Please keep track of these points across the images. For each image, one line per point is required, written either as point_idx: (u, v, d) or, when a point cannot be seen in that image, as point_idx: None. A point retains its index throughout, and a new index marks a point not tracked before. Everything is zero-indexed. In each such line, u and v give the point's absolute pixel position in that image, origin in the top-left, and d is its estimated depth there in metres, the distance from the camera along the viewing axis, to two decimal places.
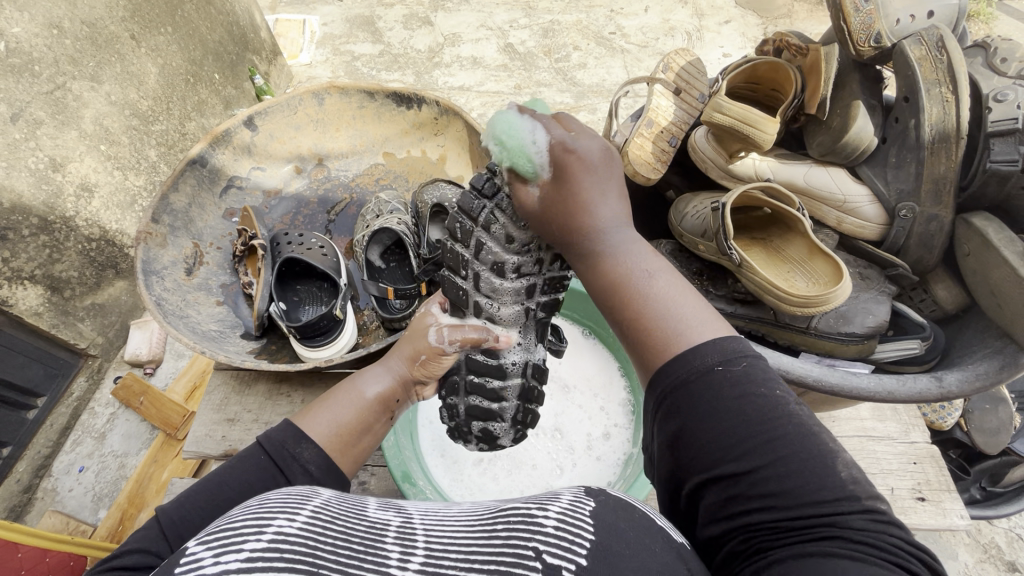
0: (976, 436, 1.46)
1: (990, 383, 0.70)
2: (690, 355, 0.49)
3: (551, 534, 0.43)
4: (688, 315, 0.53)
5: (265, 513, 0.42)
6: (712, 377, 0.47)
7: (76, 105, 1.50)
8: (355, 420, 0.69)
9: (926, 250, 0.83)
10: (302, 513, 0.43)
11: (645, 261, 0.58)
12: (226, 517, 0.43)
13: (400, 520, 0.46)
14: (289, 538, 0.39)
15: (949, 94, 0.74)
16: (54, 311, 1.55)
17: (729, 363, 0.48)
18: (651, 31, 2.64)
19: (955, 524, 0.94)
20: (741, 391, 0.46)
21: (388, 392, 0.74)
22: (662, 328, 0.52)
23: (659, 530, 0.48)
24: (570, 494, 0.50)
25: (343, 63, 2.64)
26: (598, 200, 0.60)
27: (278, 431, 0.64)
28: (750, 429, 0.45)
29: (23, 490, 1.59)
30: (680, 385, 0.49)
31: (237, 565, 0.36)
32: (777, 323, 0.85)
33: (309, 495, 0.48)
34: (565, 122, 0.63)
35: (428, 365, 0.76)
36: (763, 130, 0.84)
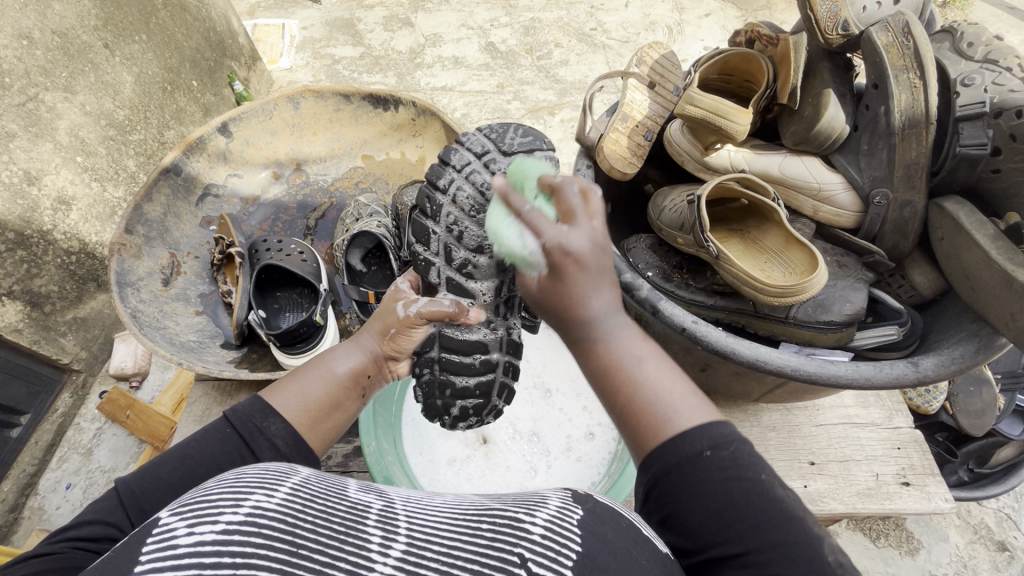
0: (961, 419, 1.48)
1: (964, 367, 0.71)
2: (681, 441, 0.50)
3: (537, 542, 0.42)
4: (675, 399, 0.53)
5: (242, 487, 0.40)
6: (701, 462, 0.49)
7: (49, 116, 1.47)
8: (324, 393, 0.69)
9: (902, 236, 0.83)
10: (281, 489, 0.41)
11: (636, 344, 0.56)
12: (202, 489, 0.41)
13: (382, 504, 0.44)
14: (267, 513, 0.37)
15: (917, 80, 0.75)
16: (34, 326, 1.53)
17: (719, 447, 0.49)
18: (632, 26, 2.65)
19: (940, 507, 0.95)
20: (731, 476, 0.48)
21: (359, 366, 0.73)
22: (654, 408, 0.52)
23: (641, 538, 0.47)
24: (558, 500, 0.48)
25: (324, 67, 2.62)
26: (595, 282, 0.57)
27: (245, 406, 0.64)
28: (729, 510, 0.47)
29: (9, 510, 1.56)
30: (669, 471, 0.49)
31: (212, 537, 0.35)
32: (756, 313, 0.85)
33: (287, 472, 0.46)
34: (570, 214, 0.59)
35: (398, 338, 0.76)
36: (734, 120, 0.84)
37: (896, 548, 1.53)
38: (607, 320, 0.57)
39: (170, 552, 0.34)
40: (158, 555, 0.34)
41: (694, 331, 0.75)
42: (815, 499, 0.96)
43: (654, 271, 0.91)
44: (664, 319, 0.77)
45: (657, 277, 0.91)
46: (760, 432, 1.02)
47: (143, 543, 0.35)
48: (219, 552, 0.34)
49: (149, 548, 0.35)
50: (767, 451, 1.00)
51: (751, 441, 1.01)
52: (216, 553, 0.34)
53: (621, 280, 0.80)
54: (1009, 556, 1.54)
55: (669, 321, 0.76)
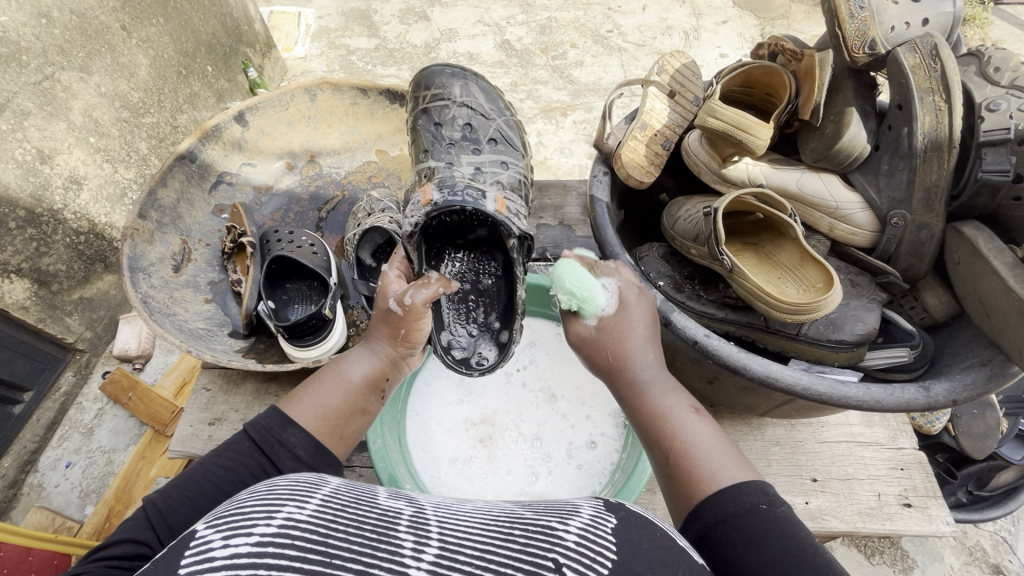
0: (963, 441, 1.48)
1: (978, 393, 0.70)
2: (721, 497, 0.55)
3: (572, 548, 0.43)
4: (720, 458, 0.59)
5: (275, 501, 0.43)
6: (741, 521, 0.52)
7: (64, 96, 1.47)
8: (338, 397, 0.71)
9: (917, 259, 0.83)
10: (312, 502, 0.43)
11: (676, 401, 0.67)
12: (236, 501, 0.44)
13: (411, 510, 0.47)
14: (299, 525, 0.40)
15: (942, 103, 0.74)
16: (41, 305, 1.53)
17: (761, 510, 0.53)
18: (648, 30, 2.64)
19: (941, 530, 0.95)
20: (769, 534, 0.51)
21: (371, 370, 0.76)
22: (696, 463, 0.59)
23: (676, 550, 0.48)
24: (591, 509, 0.50)
25: (338, 57, 2.62)
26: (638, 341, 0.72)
27: (264, 419, 0.67)
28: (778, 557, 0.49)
29: (9, 485, 1.57)
30: (711, 530, 0.53)
31: (247, 550, 0.37)
32: (767, 329, 0.85)
33: (317, 483, 0.48)
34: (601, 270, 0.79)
35: (408, 337, 0.78)
36: (755, 135, 0.84)
37: (890, 566, 1.54)
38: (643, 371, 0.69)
39: (207, 563, 0.36)
40: (196, 565, 0.36)
41: (706, 344, 0.74)
42: (815, 516, 0.96)
43: (666, 281, 0.92)
44: (676, 331, 0.77)
45: (669, 286, 0.91)
46: (764, 447, 1.02)
47: (182, 553, 0.38)
48: (255, 564, 0.36)
49: (188, 558, 0.37)
50: (770, 465, 1.00)
51: (753, 455, 1.01)
52: (251, 564, 0.36)
53: None
54: None
55: (681, 333, 0.76)
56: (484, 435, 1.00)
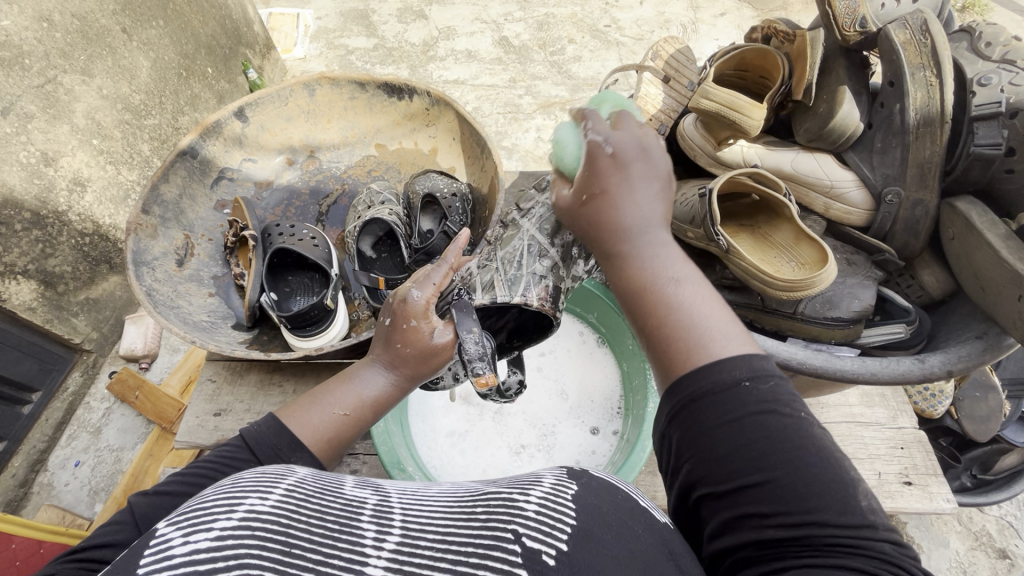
0: (966, 425, 1.48)
1: (974, 364, 0.70)
2: (715, 368, 0.48)
3: (531, 518, 0.42)
4: (715, 324, 0.51)
5: (237, 494, 0.40)
6: (739, 390, 0.47)
7: (67, 99, 1.49)
8: (349, 420, 0.67)
9: (913, 235, 0.83)
10: (275, 492, 0.41)
11: (670, 254, 0.57)
12: (199, 497, 0.42)
13: (378, 499, 0.44)
14: (261, 516, 0.38)
15: (933, 78, 0.74)
16: (47, 306, 1.55)
17: (757, 379, 0.47)
18: (646, 24, 2.64)
19: (941, 508, 0.95)
20: (765, 409, 0.46)
21: (387, 398, 0.70)
22: (687, 337, 0.51)
23: (639, 510, 0.49)
24: (552, 479, 0.49)
25: (337, 56, 2.64)
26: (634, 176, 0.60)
27: (270, 433, 0.63)
28: (767, 448, 0.45)
29: (19, 485, 1.59)
30: (698, 396, 0.48)
31: (206, 544, 0.35)
32: (763, 308, 0.86)
33: (283, 474, 0.46)
34: (593, 147, 0.63)
35: (432, 372, 0.71)
36: (749, 115, 0.83)
37: None
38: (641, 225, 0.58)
39: (166, 562, 0.34)
40: (154, 564, 0.34)
41: None
42: None
43: None
44: None
45: None
46: None
47: (141, 552, 0.35)
48: (213, 558, 0.34)
49: (145, 559, 0.35)
50: None
51: None
52: (210, 559, 0.34)
53: None
54: (1009, 563, 1.54)
55: None
56: (486, 410, 1.01)
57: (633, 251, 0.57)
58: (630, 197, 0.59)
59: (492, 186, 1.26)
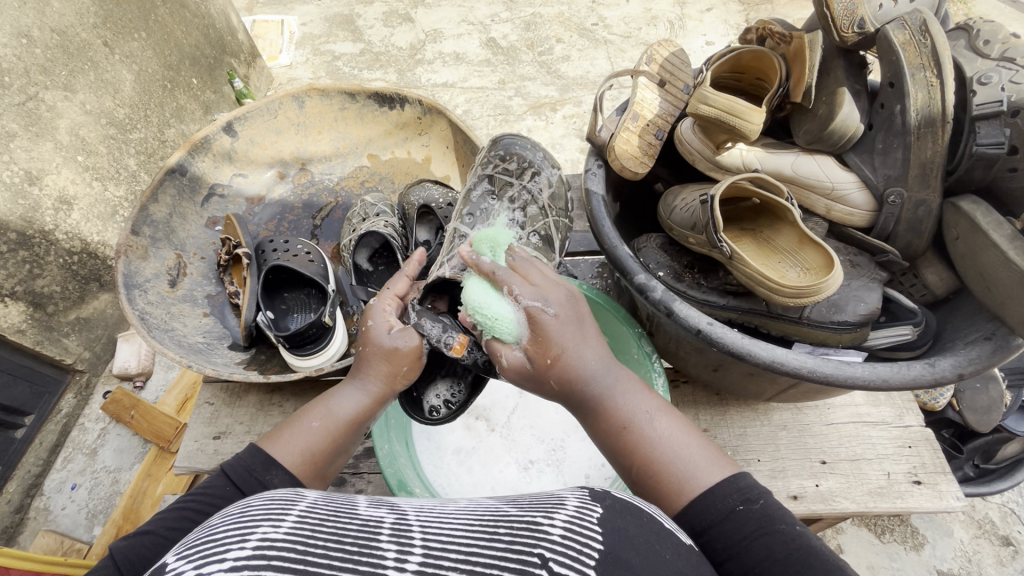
0: (968, 415, 1.49)
1: (983, 368, 0.70)
2: (709, 498, 0.54)
3: (557, 541, 0.42)
4: (694, 460, 0.58)
5: (248, 522, 0.40)
6: (735, 516, 0.53)
7: (49, 116, 1.46)
8: (325, 434, 0.68)
9: (916, 235, 0.82)
10: (288, 519, 0.41)
11: (641, 400, 0.64)
12: (207, 527, 0.42)
13: (394, 517, 0.44)
14: (274, 544, 0.38)
15: (933, 79, 0.74)
16: (37, 327, 1.52)
17: (749, 502, 0.53)
18: (633, 21, 2.63)
19: (951, 506, 0.95)
20: (760, 528, 0.51)
21: (362, 408, 0.72)
22: (672, 475, 0.58)
23: (664, 531, 0.48)
24: (576, 499, 0.49)
25: (324, 62, 2.61)
26: (576, 343, 0.65)
27: (246, 457, 0.63)
28: (769, 567, 0.49)
29: (15, 511, 1.55)
30: (704, 531, 0.53)
31: (219, 575, 0.35)
32: (769, 313, 0.85)
33: (294, 499, 0.46)
34: (524, 273, 0.71)
35: (403, 375, 0.74)
36: (749, 120, 0.82)
37: (901, 543, 1.56)
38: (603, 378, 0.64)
39: None
40: None
41: (710, 333, 0.74)
42: (827, 497, 0.96)
43: (665, 271, 0.92)
44: (679, 321, 0.76)
45: (668, 277, 0.91)
46: (772, 431, 1.02)
47: None
48: None
49: None
50: (780, 449, 1.01)
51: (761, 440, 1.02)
52: None
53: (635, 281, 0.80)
54: (1013, 551, 1.55)
55: (684, 323, 0.76)
56: (492, 425, 0.99)
57: (604, 394, 0.64)
58: (582, 355, 0.65)
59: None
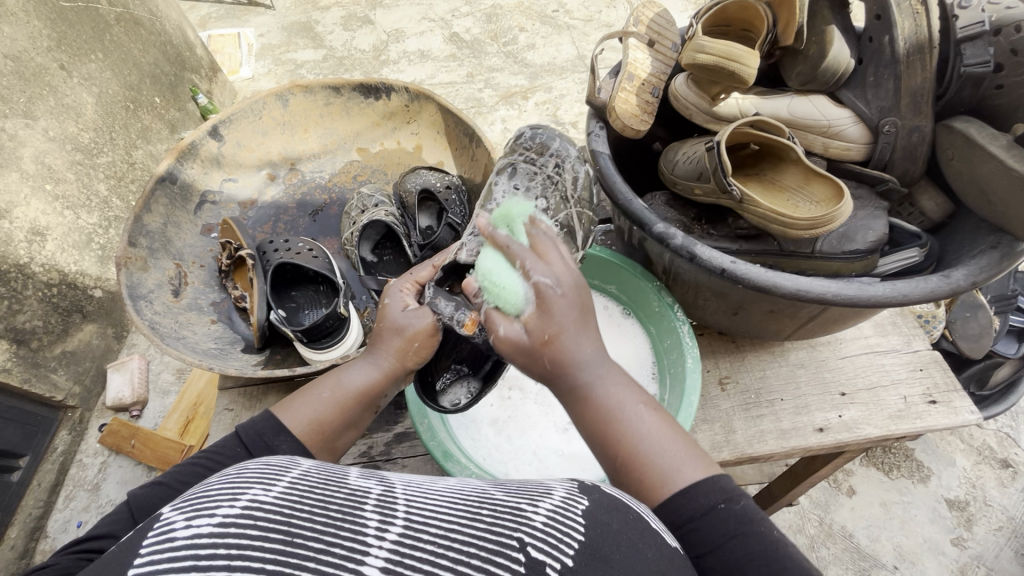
0: (961, 344, 1.56)
1: (993, 274, 0.73)
2: (690, 500, 0.55)
3: (538, 529, 0.43)
4: (672, 455, 0.59)
5: (240, 484, 0.42)
6: (713, 517, 0.54)
7: (12, 145, 1.41)
8: (334, 407, 0.69)
9: (912, 161, 0.86)
10: (278, 483, 0.43)
11: (621, 391, 0.64)
12: (203, 485, 0.44)
13: (381, 490, 0.44)
14: (262, 505, 0.39)
15: (918, 6, 0.78)
16: (23, 365, 1.47)
17: (731, 502, 0.55)
18: (593, 4, 2.66)
19: (967, 420, 0.99)
20: (736, 533, 0.52)
21: (371, 384, 0.72)
22: (656, 469, 0.58)
23: (646, 529, 0.48)
24: (562, 489, 0.49)
25: (287, 72, 2.57)
26: (573, 329, 0.65)
27: (259, 420, 0.67)
28: (744, 566, 0.51)
29: (20, 556, 1.50)
30: (683, 528, 0.54)
31: (210, 529, 0.36)
32: (781, 252, 0.88)
33: (287, 465, 0.47)
34: (542, 253, 0.72)
35: (416, 353, 0.73)
36: (747, 64, 0.84)
37: (908, 478, 1.62)
38: (592, 369, 0.64)
39: (169, 544, 0.36)
40: (159, 547, 0.36)
41: (734, 271, 0.76)
42: (850, 427, 0.99)
43: (674, 224, 0.96)
44: (702, 263, 0.78)
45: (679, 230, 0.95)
46: (790, 370, 1.05)
47: (146, 535, 0.37)
48: (217, 543, 0.35)
49: (148, 544, 0.37)
50: (800, 387, 1.04)
51: (781, 380, 1.05)
52: (213, 545, 0.35)
53: (654, 231, 0.81)
54: (1012, 471, 1.63)
55: (708, 264, 0.78)
56: (525, 393, 0.99)
57: (591, 382, 0.64)
58: (579, 340, 0.65)
59: (486, 173, 1.25)
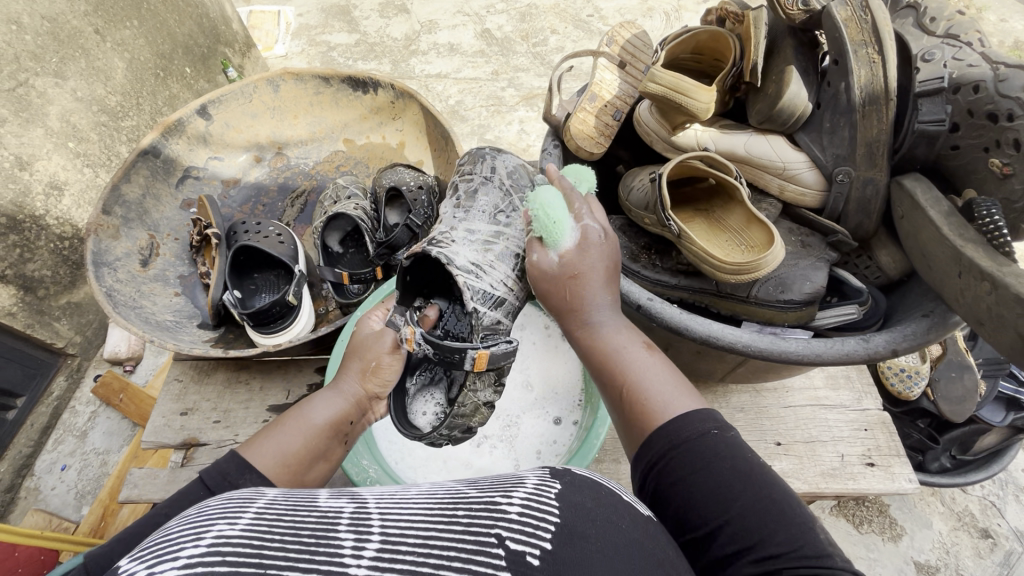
0: (942, 406, 1.46)
1: (917, 344, 0.70)
2: (681, 422, 0.55)
3: (514, 519, 0.41)
4: (666, 389, 0.59)
5: (199, 522, 0.36)
6: (702, 441, 0.53)
7: (39, 102, 1.48)
8: (303, 438, 0.71)
9: (865, 215, 0.82)
10: (242, 516, 0.37)
11: (626, 336, 0.66)
12: (160, 531, 0.38)
13: (354, 506, 0.40)
14: (229, 539, 0.34)
15: (875, 55, 0.74)
16: (27, 310, 1.54)
17: (718, 432, 0.54)
18: (629, 13, 2.62)
19: (903, 488, 0.95)
20: (722, 454, 0.52)
21: (339, 414, 0.75)
22: (644, 400, 0.59)
23: (620, 502, 0.48)
24: (534, 476, 0.47)
25: (319, 53, 2.62)
26: (594, 280, 0.69)
27: (220, 462, 0.63)
28: (729, 498, 0.50)
29: (6, 490, 1.58)
30: (671, 449, 0.54)
31: (172, 573, 0.31)
32: (718, 292, 0.85)
33: (250, 497, 0.41)
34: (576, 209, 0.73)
35: (376, 376, 0.79)
36: (696, 98, 0.83)
37: (878, 534, 1.56)
38: (599, 315, 0.68)
39: None
40: None
41: (648, 308, 0.75)
42: (779, 478, 0.96)
43: (622, 251, 0.93)
44: (620, 296, 0.77)
45: (624, 257, 0.92)
46: (729, 414, 1.02)
47: None
48: None
49: None
50: (735, 431, 1.01)
51: None
52: None
53: None
54: (992, 543, 1.55)
55: (625, 298, 0.76)
56: None
57: (595, 322, 0.68)
58: (594, 291, 0.69)
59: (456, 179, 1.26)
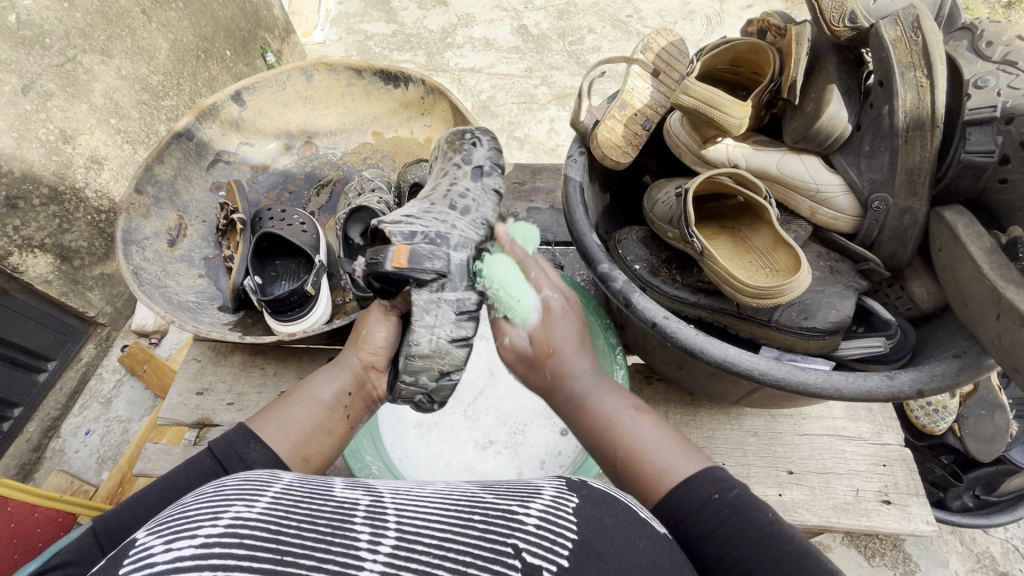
0: (969, 443, 1.41)
1: (946, 384, 0.66)
2: (687, 490, 0.56)
3: (532, 532, 0.42)
4: (665, 452, 0.60)
5: (221, 501, 0.39)
6: (710, 506, 0.55)
7: (86, 78, 1.51)
8: (301, 411, 0.69)
9: (900, 245, 0.79)
10: (262, 500, 0.40)
11: (617, 402, 0.65)
12: (179, 506, 0.41)
13: (369, 499, 0.42)
14: (248, 523, 0.36)
15: (924, 79, 0.70)
16: (63, 279, 1.60)
17: (725, 491, 0.55)
18: (670, 15, 2.56)
19: (920, 529, 0.91)
20: (729, 515, 0.53)
21: (338, 387, 0.72)
22: (647, 469, 0.59)
23: (639, 521, 0.48)
24: (553, 489, 0.48)
25: (356, 42, 2.63)
26: (570, 348, 0.67)
27: (228, 434, 0.65)
28: (738, 548, 0.51)
29: (33, 449, 1.65)
30: (681, 519, 0.56)
31: (191, 551, 0.33)
32: (739, 314, 0.83)
33: (269, 480, 0.45)
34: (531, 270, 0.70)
35: (368, 344, 0.73)
36: (729, 113, 0.80)
37: (891, 568, 1.50)
38: (584, 382, 0.66)
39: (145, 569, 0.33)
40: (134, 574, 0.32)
41: (664, 327, 0.73)
42: (788, 508, 0.94)
43: (642, 264, 0.89)
44: (635, 312, 0.75)
45: (644, 270, 0.88)
46: (741, 437, 1.00)
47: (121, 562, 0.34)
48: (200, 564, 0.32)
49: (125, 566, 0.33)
50: (746, 455, 0.98)
51: (729, 444, 0.99)
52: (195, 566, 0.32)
53: (598, 270, 0.79)
54: None
55: (641, 315, 0.75)
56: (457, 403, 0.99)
57: (585, 394, 0.66)
58: (577, 361, 0.67)
59: None
